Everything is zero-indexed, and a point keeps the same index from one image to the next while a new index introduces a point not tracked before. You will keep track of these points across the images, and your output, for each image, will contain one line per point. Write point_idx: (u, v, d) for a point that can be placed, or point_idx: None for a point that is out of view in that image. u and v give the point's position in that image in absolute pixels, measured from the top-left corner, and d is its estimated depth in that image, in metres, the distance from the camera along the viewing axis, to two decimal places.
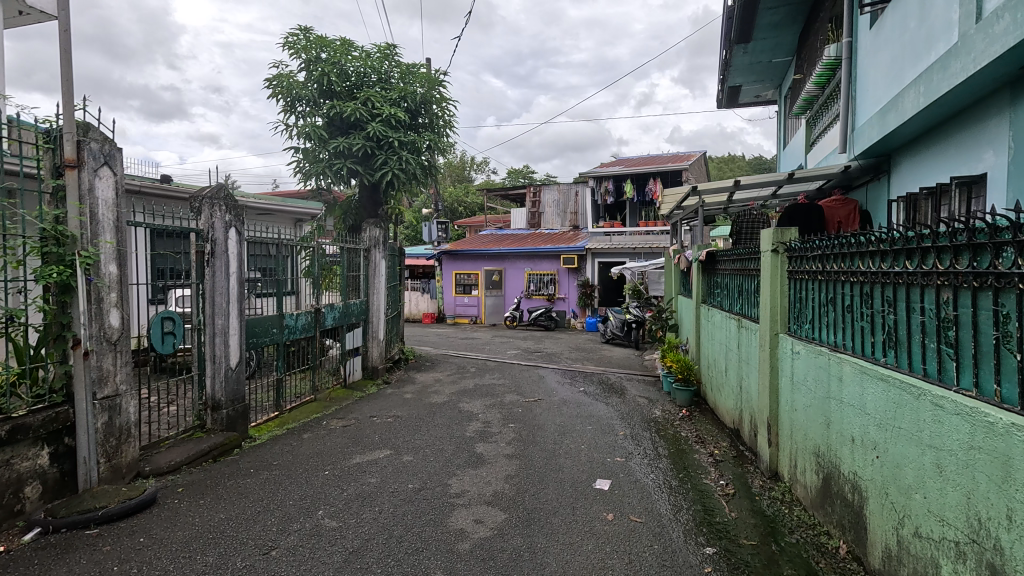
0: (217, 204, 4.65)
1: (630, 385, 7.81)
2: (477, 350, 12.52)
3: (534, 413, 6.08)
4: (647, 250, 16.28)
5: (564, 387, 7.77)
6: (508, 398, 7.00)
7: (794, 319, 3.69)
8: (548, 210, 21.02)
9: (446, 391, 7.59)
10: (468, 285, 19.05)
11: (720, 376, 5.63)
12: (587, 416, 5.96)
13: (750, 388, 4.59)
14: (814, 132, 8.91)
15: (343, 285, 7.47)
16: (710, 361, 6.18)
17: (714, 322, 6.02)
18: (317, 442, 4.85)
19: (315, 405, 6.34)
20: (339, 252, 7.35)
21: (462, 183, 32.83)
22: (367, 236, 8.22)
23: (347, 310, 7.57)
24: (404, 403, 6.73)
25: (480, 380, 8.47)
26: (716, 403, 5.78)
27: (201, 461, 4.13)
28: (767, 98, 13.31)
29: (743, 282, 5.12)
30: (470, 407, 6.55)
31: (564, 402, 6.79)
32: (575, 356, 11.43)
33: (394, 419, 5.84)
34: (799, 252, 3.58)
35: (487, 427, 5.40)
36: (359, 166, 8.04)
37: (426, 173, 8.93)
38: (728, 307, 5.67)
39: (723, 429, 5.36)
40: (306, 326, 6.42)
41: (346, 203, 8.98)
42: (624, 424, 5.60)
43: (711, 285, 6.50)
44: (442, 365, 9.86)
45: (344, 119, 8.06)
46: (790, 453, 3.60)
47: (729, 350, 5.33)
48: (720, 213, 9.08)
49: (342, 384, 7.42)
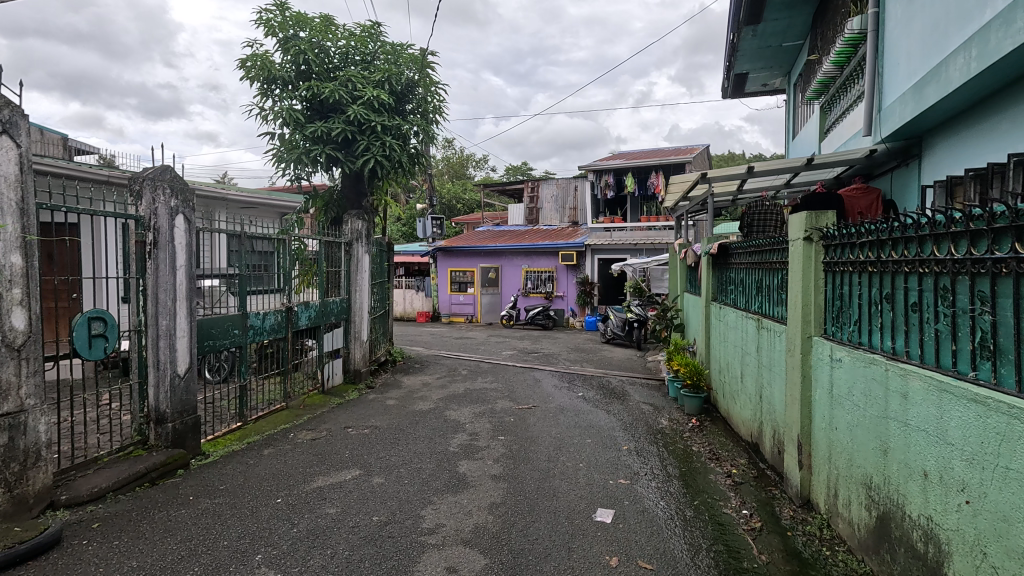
0: (160, 187, 4.04)
1: (633, 390, 7.21)
2: (471, 350, 11.92)
3: (527, 424, 5.47)
4: (648, 246, 15.80)
5: (561, 392, 7.18)
6: (501, 405, 6.41)
7: (833, 319, 3.09)
8: (546, 206, 20.40)
9: (434, 397, 6.99)
10: (464, 283, 18.45)
11: (736, 383, 5.05)
12: (586, 426, 5.36)
13: (773, 398, 4.00)
14: (829, 118, 8.31)
15: (321, 282, 6.87)
16: (723, 365, 5.57)
17: (729, 322, 5.41)
18: (278, 459, 4.25)
19: (285, 414, 5.73)
20: (316, 245, 6.71)
21: (459, 179, 32.25)
22: (348, 228, 7.60)
23: (325, 309, 6.96)
24: (385, 411, 6.13)
25: (471, 384, 7.87)
26: (731, 413, 5.20)
27: (133, 486, 3.54)
28: (775, 87, 12.70)
29: (763, 277, 4.52)
30: (458, 415, 5.95)
31: (561, 409, 6.19)
32: (575, 357, 10.84)
33: (371, 430, 5.24)
34: (840, 238, 2.98)
35: (473, 441, 4.80)
36: (339, 153, 7.42)
37: (414, 162, 8.30)
38: (744, 305, 5.06)
39: (739, 442, 4.77)
40: (276, 327, 5.81)
41: (328, 194, 8.37)
42: (627, 437, 5.00)
43: (723, 281, 5.91)
44: (433, 367, 9.26)
45: (323, 102, 7.43)
46: (828, 479, 3.01)
47: (746, 354, 4.74)
48: (728, 204, 8.48)
49: (319, 389, 6.81)
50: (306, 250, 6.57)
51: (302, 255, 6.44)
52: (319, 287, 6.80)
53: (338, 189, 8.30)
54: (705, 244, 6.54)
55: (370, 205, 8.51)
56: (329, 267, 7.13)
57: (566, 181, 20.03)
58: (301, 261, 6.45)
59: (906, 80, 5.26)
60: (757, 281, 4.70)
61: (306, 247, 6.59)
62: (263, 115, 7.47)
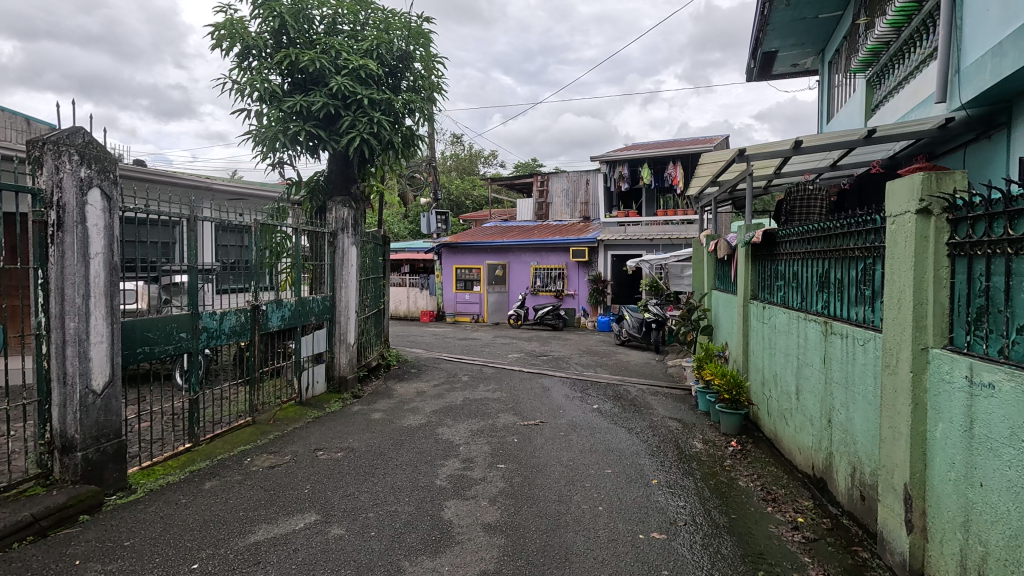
0: (65, 152, 3.19)
1: (656, 402, 6.29)
2: (475, 353, 11.04)
3: (534, 447, 4.55)
4: (665, 241, 14.79)
5: (573, 404, 6.28)
6: (503, 420, 5.51)
7: (968, 325, 2.16)
8: (557, 200, 19.48)
9: (427, 409, 6.11)
10: (470, 281, 17.59)
11: (790, 401, 4.13)
12: (603, 451, 4.46)
13: (852, 425, 3.08)
14: (881, 91, 7.28)
15: (298, 277, 5.99)
16: (771, 378, 4.64)
17: (777, 325, 4.49)
18: (218, 497, 3.37)
19: (250, 432, 4.88)
20: (294, 236, 5.81)
21: (467, 176, 31.48)
22: (333, 217, 6.71)
23: (304, 308, 6.09)
24: (367, 427, 5.26)
25: (471, 393, 7.00)
26: (783, 435, 4.28)
27: (9, 542, 2.69)
28: (806, 67, 11.68)
29: (829, 268, 3.60)
30: (452, 433, 5.06)
31: (574, 426, 5.28)
32: (587, 361, 9.92)
33: (345, 455, 4.36)
34: (985, 209, 2.05)
35: (467, 470, 3.92)
36: (321, 131, 6.56)
37: (408, 144, 7.41)
38: (799, 304, 4.14)
39: (796, 475, 3.85)
40: (238, 330, 4.94)
41: (313, 181, 7.54)
42: (655, 466, 4.08)
43: (769, 277, 4.96)
44: (431, 373, 8.41)
45: (305, 74, 6.57)
46: (963, 556, 2.09)
47: (806, 366, 3.81)
48: (762, 191, 7.52)
49: (297, 400, 5.96)
50: (285, 240, 5.72)
51: (276, 245, 5.57)
52: (297, 283, 5.92)
53: (324, 175, 7.47)
54: (740, 233, 5.61)
55: (359, 192, 7.67)
56: (308, 261, 6.25)
57: (577, 175, 19.11)
58: (277, 253, 5.60)
59: (992, 31, 4.30)
60: (819, 273, 3.78)
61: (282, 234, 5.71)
62: (238, 89, 6.66)
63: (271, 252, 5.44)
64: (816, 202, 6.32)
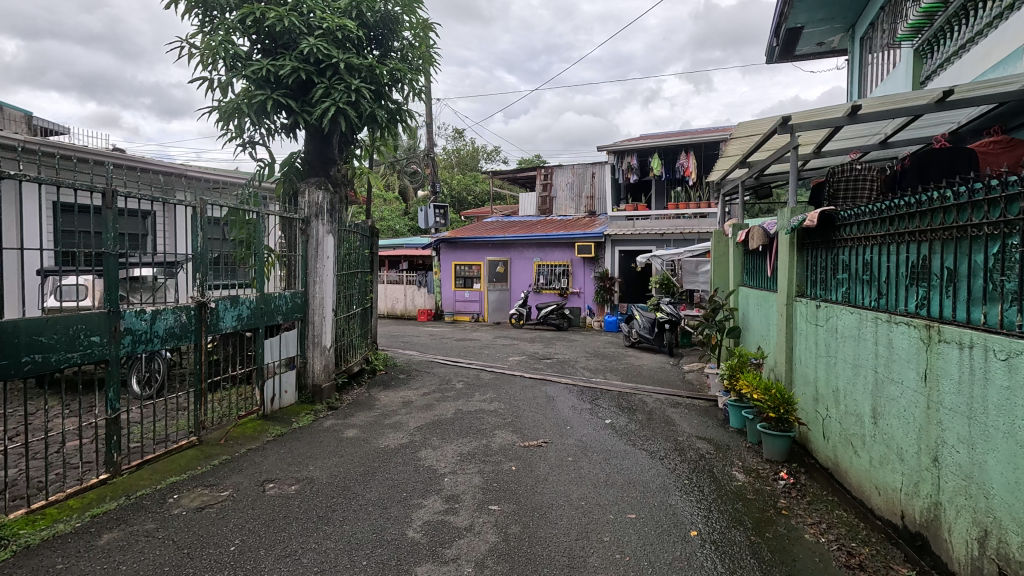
0: None
1: (678, 418, 5.41)
2: (473, 356, 10.18)
3: (536, 479, 3.68)
4: (676, 236, 13.90)
5: (582, 419, 5.40)
6: (499, 439, 4.64)
7: None
8: (562, 194, 18.58)
9: (411, 423, 5.24)
10: (469, 278, 16.74)
11: (863, 426, 3.25)
12: (622, 484, 3.58)
13: (981, 471, 2.21)
14: (937, 59, 6.34)
15: (260, 270, 5.11)
16: (829, 393, 3.76)
17: (838, 328, 3.63)
18: (108, 560, 2.51)
19: (191, 456, 4.01)
20: (257, 219, 4.95)
21: (469, 171, 30.63)
22: (305, 201, 5.85)
23: (267, 306, 5.22)
24: (336, 449, 4.38)
25: (464, 403, 6.14)
26: (848, 466, 3.42)
27: None
28: (833, 46, 10.75)
29: (925, 254, 2.73)
30: (438, 457, 4.20)
31: (584, 449, 4.40)
32: (594, 364, 9.05)
33: (300, 489, 3.49)
34: None
35: (448, 516, 3.05)
36: (291, 101, 5.68)
37: (395, 120, 6.53)
38: (872, 302, 3.27)
39: (876, 524, 2.98)
40: (177, 332, 4.04)
41: (287, 164, 6.67)
42: (692, 509, 3.20)
43: (823, 269, 4.06)
44: (422, 378, 7.55)
45: (274, 36, 5.69)
46: None
47: (890, 381, 2.94)
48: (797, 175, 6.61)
49: (258, 415, 5.09)
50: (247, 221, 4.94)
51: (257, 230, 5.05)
52: (258, 275, 5.07)
53: (299, 157, 6.60)
54: (781, 219, 4.72)
55: (338, 176, 6.79)
56: (273, 249, 5.41)
57: (582, 167, 18.19)
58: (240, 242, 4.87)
59: None
60: (906, 261, 2.91)
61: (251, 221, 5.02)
62: (198, 55, 5.81)
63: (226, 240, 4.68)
64: (864, 183, 5.47)
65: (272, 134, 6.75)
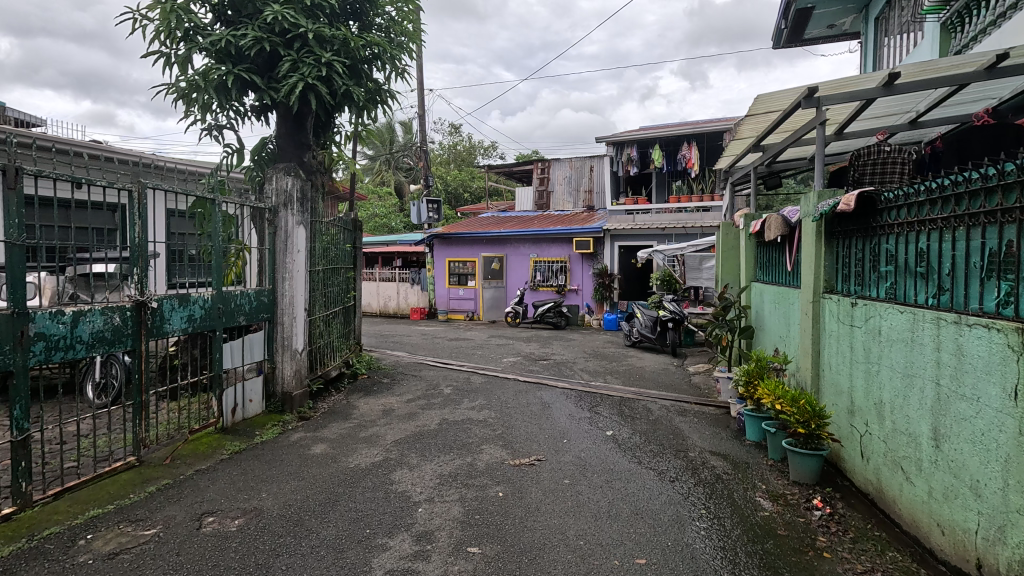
0: None
1: (689, 430, 4.84)
2: (465, 357, 9.62)
3: (525, 510, 3.12)
4: (678, 230, 13.34)
5: (581, 431, 4.84)
6: (486, 457, 4.08)
7: None
8: (559, 188, 18.01)
9: (389, 437, 4.68)
10: (463, 275, 16.17)
11: (920, 449, 2.69)
12: (628, 517, 3.02)
13: None
14: (970, 32, 5.75)
15: (217, 264, 4.52)
16: (870, 407, 3.21)
17: (882, 330, 3.08)
18: None
19: (126, 480, 3.44)
20: (212, 208, 4.39)
21: (465, 166, 30.03)
22: (272, 189, 5.28)
23: (227, 305, 4.65)
24: (298, 470, 3.81)
25: (450, 412, 5.58)
26: (897, 494, 2.88)
27: None
28: (844, 28, 10.18)
29: (1011, 239, 2.17)
30: (413, 480, 3.63)
31: (583, 469, 3.84)
32: (594, 366, 8.50)
33: (244, 524, 2.93)
34: None
35: (416, 563, 2.49)
36: (255, 77, 5.09)
37: (375, 101, 5.97)
38: (930, 299, 2.71)
39: (941, 572, 2.44)
40: (108, 336, 3.48)
41: (258, 150, 6.12)
42: (714, 552, 2.64)
43: (859, 261, 3.49)
44: (408, 383, 6.99)
45: (236, 4, 5.09)
46: None
47: (961, 396, 2.38)
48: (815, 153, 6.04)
49: (217, 428, 4.52)
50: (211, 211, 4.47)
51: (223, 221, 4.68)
52: (216, 271, 4.50)
53: (271, 142, 6.06)
54: (806, 205, 4.17)
55: (313, 163, 6.23)
56: (237, 242, 4.86)
57: (580, 161, 17.61)
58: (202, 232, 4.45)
59: None
60: (980, 249, 2.35)
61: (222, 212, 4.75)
62: (154, 27, 5.22)
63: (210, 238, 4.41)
64: (893, 166, 4.95)
65: (242, 118, 6.19)
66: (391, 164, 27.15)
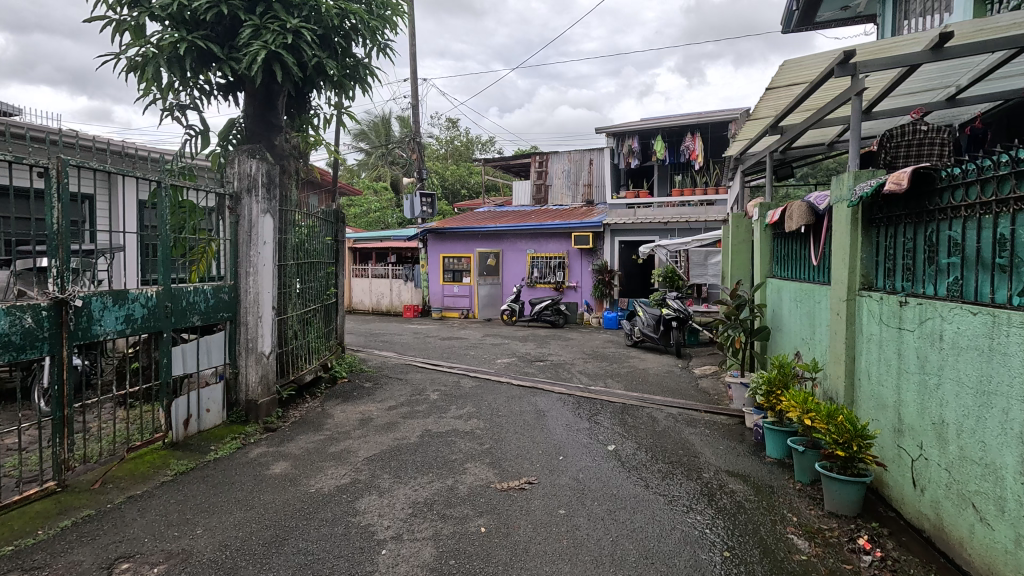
0: None
1: (701, 444, 4.29)
2: (457, 358, 9.07)
3: (511, 552, 2.58)
4: (681, 224, 12.79)
5: (579, 446, 4.29)
6: (470, 479, 3.54)
7: None
8: (557, 182, 17.43)
9: (362, 452, 4.14)
10: (458, 272, 15.62)
11: (1003, 486, 2.15)
12: (636, 564, 2.47)
13: None
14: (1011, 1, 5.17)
15: (163, 256, 3.95)
16: (926, 427, 2.66)
17: (945, 334, 2.54)
18: None
19: (38, 512, 2.89)
20: (157, 193, 3.90)
21: (462, 161, 29.41)
22: (233, 172, 4.69)
23: (178, 304, 4.08)
24: (247, 496, 3.26)
25: (434, 421, 5.05)
26: (967, 537, 2.34)
27: None
28: (859, 11, 9.61)
29: None
30: (381, 509, 3.09)
31: (581, 494, 3.30)
32: (593, 368, 7.96)
33: (164, 572, 2.39)
34: None
35: None
36: (213, 46, 4.51)
37: (354, 78, 5.42)
38: (1015, 298, 2.17)
39: None
40: (16, 341, 2.92)
41: (225, 132, 5.58)
42: None
43: (909, 252, 2.94)
44: (392, 387, 6.44)
45: None
46: None
47: None
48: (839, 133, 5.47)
49: (164, 443, 3.96)
50: (181, 198, 4.22)
51: (176, 208, 4.21)
52: (162, 265, 3.95)
53: (239, 122, 5.51)
54: (837, 189, 3.63)
55: (285, 147, 5.68)
56: (202, 234, 4.41)
57: (579, 154, 17.02)
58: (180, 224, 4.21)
59: None
60: None
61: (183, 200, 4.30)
62: None
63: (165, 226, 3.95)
64: (927, 149, 4.42)
65: (208, 97, 5.61)
66: (387, 158, 26.58)
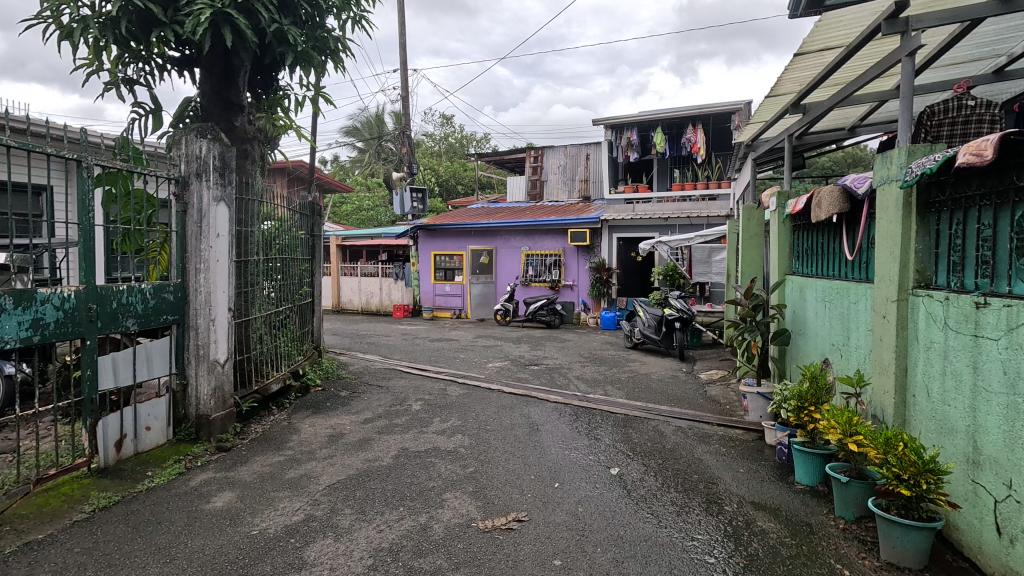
0: None
1: (720, 467, 3.72)
2: (446, 362, 8.48)
3: None
4: (682, 220, 12.22)
5: (577, 469, 3.71)
6: (447, 515, 2.97)
7: None
8: (553, 177, 16.84)
9: (325, 478, 3.56)
10: (450, 270, 15.03)
11: None
12: None
13: None
14: None
15: (89, 250, 3.35)
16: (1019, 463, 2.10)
17: None
18: None
19: None
20: (76, 175, 3.27)
21: (456, 157, 28.77)
22: (180, 152, 4.09)
23: (108, 306, 3.48)
24: (171, 541, 2.66)
25: (413, 438, 4.46)
26: None
27: None
28: None
29: None
30: (333, 559, 2.51)
31: (580, 536, 2.73)
32: (591, 373, 7.37)
33: None
34: None
35: None
36: (153, 6, 3.90)
37: (324, 52, 4.81)
38: None
39: None
40: None
41: (180, 112, 5.00)
42: None
43: (988, 241, 2.36)
44: (371, 396, 5.85)
45: None
46: None
47: None
48: (865, 110, 4.89)
49: (90, 469, 3.36)
50: (130, 184, 3.77)
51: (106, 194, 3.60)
52: (85, 261, 3.34)
53: (195, 99, 4.93)
54: (886, 168, 3.04)
55: (248, 129, 5.09)
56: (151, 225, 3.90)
57: (576, 148, 16.44)
58: (137, 217, 3.95)
59: None
60: None
61: (118, 186, 3.70)
62: None
63: (111, 219, 3.58)
64: (974, 128, 3.84)
65: (164, 73, 5.00)
66: (380, 154, 25.93)
